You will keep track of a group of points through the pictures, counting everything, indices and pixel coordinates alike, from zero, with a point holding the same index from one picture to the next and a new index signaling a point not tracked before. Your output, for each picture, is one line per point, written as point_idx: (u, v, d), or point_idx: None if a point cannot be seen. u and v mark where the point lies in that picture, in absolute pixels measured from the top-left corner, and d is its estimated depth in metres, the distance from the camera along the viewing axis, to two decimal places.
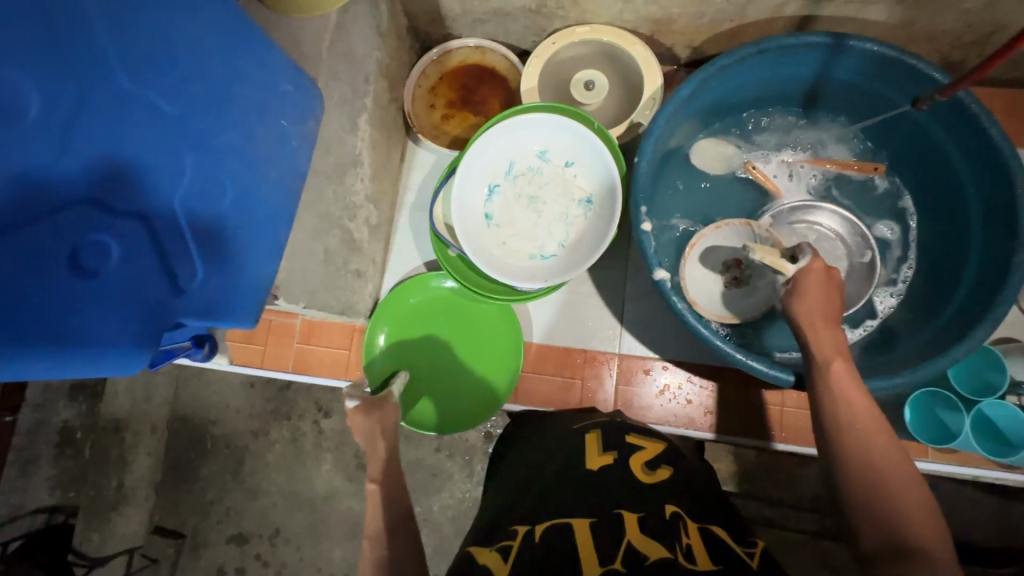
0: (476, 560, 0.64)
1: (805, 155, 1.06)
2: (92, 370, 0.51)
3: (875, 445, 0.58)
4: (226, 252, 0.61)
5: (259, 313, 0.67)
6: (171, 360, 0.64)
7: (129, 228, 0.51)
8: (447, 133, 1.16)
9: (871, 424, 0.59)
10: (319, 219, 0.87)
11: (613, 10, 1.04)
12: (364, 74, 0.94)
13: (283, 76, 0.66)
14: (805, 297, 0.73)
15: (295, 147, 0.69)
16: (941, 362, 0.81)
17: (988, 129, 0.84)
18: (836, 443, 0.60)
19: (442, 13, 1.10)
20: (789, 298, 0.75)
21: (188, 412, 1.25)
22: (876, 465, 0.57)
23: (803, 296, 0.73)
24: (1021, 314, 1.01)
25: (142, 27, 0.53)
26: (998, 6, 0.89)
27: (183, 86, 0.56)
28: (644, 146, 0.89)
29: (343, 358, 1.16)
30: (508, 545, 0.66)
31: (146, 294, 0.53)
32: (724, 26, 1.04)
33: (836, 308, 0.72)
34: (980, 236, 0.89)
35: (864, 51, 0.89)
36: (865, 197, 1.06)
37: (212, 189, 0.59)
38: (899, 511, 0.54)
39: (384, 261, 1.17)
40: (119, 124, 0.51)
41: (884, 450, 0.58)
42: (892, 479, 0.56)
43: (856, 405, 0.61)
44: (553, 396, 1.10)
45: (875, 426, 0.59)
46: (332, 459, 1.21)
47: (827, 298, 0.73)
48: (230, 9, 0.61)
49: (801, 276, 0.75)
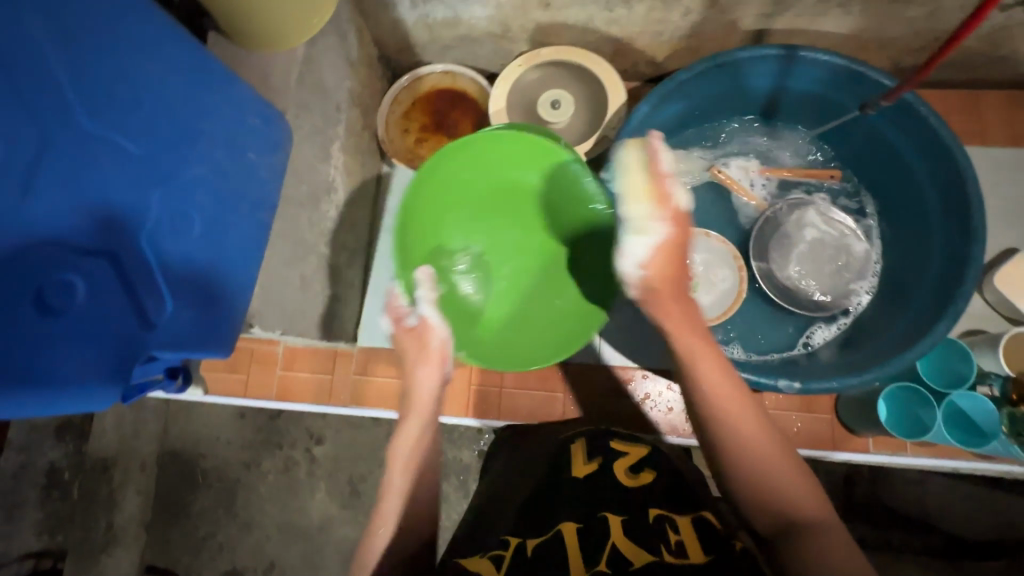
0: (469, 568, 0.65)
1: (757, 165, 1.10)
2: (62, 405, 0.52)
3: (755, 431, 0.65)
4: (194, 280, 0.63)
5: (232, 342, 0.70)
6: (146, 393, 0.63)
7: (95, 265, 0.52)
8: (421, 157, 1.18)
9: (741, 407, 0.66)
10: (294, 246, 0.89)
11: (575, 32, 1.08)
12: (336, 103, 0.97)
13: (252, 111, 0.69)
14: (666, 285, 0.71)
15: (264, 177, 0.73)
16: (908, 355, 0.83)
17: (938, 131, 0.88)
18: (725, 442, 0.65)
19: (411, 41, 1.14)
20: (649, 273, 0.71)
21: (179, 446, 1.24)
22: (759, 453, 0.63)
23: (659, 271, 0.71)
24: (985, 306, 1.04)
25: (106, 67, 0.54)
26: (941, 14, 0.94)
27: (146, 126, 0.57)
28: None
29: (326, 383, 1.16)
30: (501, 556, 0.66)
31: (113, 328, 0.54)
32: (683, 43, 1.08)
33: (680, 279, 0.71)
34: (941, 232, 0.92)
35: (815, 61, 0.93)
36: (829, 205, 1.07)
37: (181, 223, 0.61)
38: (786, 492, 0.61)
39: (364, 286, 1.19)
40: (81, 165, 0.52)
41: (757, 430, 0.65)
42: (769, 464, 0.63)
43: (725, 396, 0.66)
44: (536, 410, 1.10)
45: (739, 410, 0.65)
46: (326, 486, 1.21)
47: (674, 275, 0.71)
48: (195, 47, 0.62)
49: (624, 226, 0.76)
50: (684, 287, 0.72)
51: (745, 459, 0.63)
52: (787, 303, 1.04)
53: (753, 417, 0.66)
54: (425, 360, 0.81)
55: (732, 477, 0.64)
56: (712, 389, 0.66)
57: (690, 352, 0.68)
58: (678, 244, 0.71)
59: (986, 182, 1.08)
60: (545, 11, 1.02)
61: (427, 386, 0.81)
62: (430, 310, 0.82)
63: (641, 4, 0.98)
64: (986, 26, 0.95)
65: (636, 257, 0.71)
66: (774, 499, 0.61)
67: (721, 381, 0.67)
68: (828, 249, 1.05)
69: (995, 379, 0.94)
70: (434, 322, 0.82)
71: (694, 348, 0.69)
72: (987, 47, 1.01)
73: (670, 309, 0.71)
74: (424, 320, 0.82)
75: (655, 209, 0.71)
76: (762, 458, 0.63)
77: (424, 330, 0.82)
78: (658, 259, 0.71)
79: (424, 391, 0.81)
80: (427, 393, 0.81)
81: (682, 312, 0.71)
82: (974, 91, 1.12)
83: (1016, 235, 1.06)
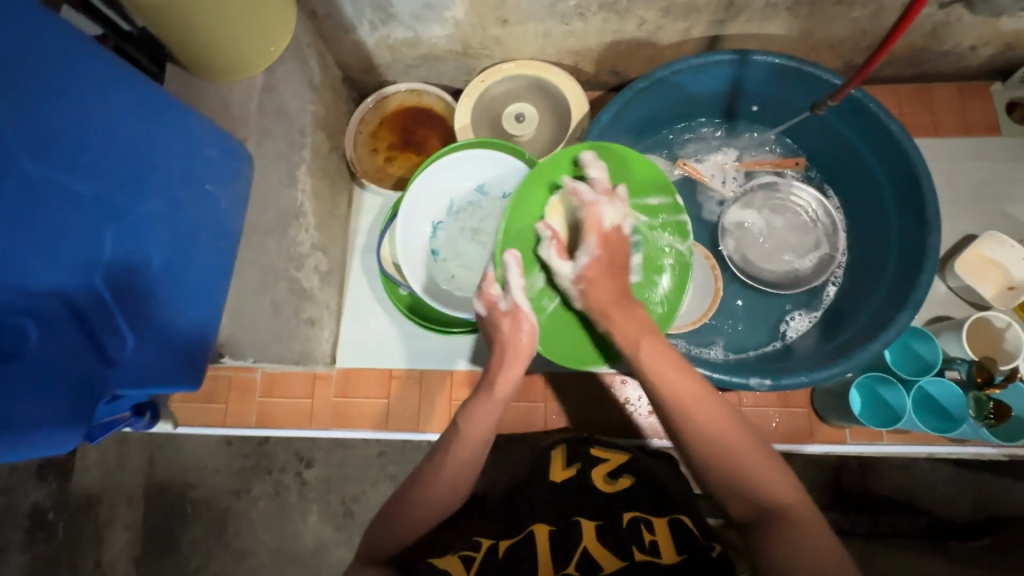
0: (436, 565, 0.64)
1: (733, 158, 1.12)
2: (28, 450, 0.53)
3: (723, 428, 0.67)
4: (152, 314, 0.64)
5: (202, 373, 0.72)
6: (114, 431, 0.64)
7: (49, 309, 0.53)
8: (391, 175, 1.19)
9: (708, 408, 0.68)
10: (264, 272, 0.89)
11: (535, 46, 1.10)
12: (300, 128, 0.97)
13: (207, 142, 0.70)
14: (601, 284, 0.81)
15: (224, 207, 0.73)
16: (873, 346, 0.85)
17: (888, 126, 0.91)
18: (689, 432, 0.68)
19: (374, 61, 1.15)
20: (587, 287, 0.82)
21: (166, 479, 1.23)
22: (720, 440, 0.66)
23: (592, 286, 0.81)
24: (950, 292, 1.07)
25: (50, 110, 0.53)
26: (883, 14, 0.97)
27: (97, 166, 0.58)
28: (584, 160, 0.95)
29: (308, 406, 1.16)
30: (470, 556, 0.65)
31: (74, 369, 0.55)
32: (641, 52, 1.10)
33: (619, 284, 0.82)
34: (898, 223, 0.95)
35: (767, 64, 0.95)
36: (785, 194, 1.10)
37: (138, 258, 0.62)
38: (758, 477, 0.64)
39: (341, 307, 1.19)
40: (29, 210, 0.52)
41: (718, 418, 0.67)
42: (737, 453, 0.65)
43: (679, 380, 0.71)
44: (518, 422, 1.10)
45: (699, 398, 0.69)
46: (319, 509, 1.19)
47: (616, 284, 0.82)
48: (144, 83, 0.63)
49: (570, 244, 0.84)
50: (623, 300, 0.81)
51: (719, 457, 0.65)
52: (758, 288, 1.05)
53: (724, 417, 0.68)
54: (518, 350, 0.80)
55: (710, 479, 0.66)
56: (669, 386, 0.70)
57: (651, 362, 0.73)
58: (604, 266, 0.82)
59: (942, 171, 1.11)
60: (503, 27, 1.04)
61: (510, 378, 0.78)
62: (522, 296, 0.82)
63: (596, 16, 1.00)
64: (927, 23, 0.99)
65: (568, 272, 0.83)
66: (748, 488, 0.64)
67: (686, 386, 0.70)
68: (788, 228, 1.08)
69: (960, 363, 0.94)
70: (524, 307, 0.82)
71: (656, 356, 0.73)
72: (933, 43, 1.04)
73: (623, 317, 0.79)
74: (516, 306, 0.82)
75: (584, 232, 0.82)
76: (737, 456, 0.65)
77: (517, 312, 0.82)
78: (591, 279, 0.81)
79: (508, 381, 0.78)
80: (510, 384, 0.79)
81: (636, 327, 0.77)
82: (927, 83, 1.16)
83: (975, 221, 1.09)
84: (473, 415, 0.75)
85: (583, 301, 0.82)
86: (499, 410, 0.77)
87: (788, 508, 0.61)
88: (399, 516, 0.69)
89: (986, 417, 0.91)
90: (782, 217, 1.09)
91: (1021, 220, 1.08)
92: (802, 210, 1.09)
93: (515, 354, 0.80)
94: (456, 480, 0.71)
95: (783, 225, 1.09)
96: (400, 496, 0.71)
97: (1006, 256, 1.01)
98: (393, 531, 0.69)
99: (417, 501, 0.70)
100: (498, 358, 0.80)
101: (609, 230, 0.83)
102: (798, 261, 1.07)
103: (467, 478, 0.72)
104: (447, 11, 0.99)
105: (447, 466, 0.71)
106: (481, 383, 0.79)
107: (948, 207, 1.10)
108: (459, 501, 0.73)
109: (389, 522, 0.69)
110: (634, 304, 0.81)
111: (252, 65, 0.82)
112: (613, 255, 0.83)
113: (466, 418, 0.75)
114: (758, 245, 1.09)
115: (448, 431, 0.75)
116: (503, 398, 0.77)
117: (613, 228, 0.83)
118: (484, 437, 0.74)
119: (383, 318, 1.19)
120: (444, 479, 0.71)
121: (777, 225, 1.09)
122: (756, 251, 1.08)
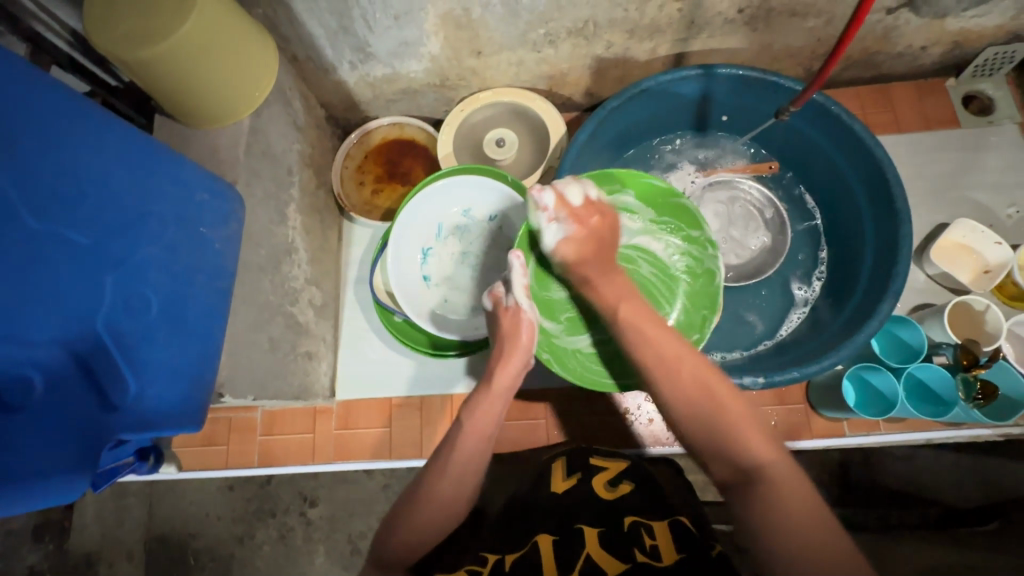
0: None
1: (694, 170, 1.17)
2: (33, 501, 0.53)
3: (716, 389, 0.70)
4: (151, 358, 0.65)
5: (203, 415, 0.72)
6: (115, 477, 0.67)
7: (52, 356, 0.55)
8: (379, 207, 1.22)
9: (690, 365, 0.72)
10: (260, 310, 0.90)
11: (510, 74, 1.14)
12: (287, 167, 1.00)
13: (199, 187, 0.72)
14: (578, 242, 0.81)
15: (219, 248, 0.75)
16: (859, 337, 0.88)
17: (851, 126, 0.95)
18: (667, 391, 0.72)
19: (355, 98, 1.18)
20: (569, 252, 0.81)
21: (166, 530, 1.18)
22: (693, 397, 0.70)
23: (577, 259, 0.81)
24: (930, 281, 1.10)
25: (48, 167, 0.56)
26: (835, 22, 1.03)
27: (93, 217, 0.60)
28: (570, 150, 0.98)
29: (309, 442, 1.16)
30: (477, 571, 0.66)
31: (77, 416, 0.56)
32: (612, 73, 1.14)
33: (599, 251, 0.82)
34: (871, 217, 0.98)
35: (731, 75, 1.00)
36: (738, 190, 1.16)
37: (138, 303, 0.64)
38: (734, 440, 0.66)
39: (337, 339, 1.20)
40: (30, 262, 0.53)
41: (693, 372, 0.71)
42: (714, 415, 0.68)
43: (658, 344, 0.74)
44: (522, 440, 1.11)
45: (678, 354, 0.73)
46: (325, 549, 1.17)
47: (589, 253, 0.81)
48: (136, 135, 0.65)
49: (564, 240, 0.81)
50: (606, 263, 0.82)
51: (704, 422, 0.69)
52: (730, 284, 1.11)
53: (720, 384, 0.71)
54: (517, 344, 0.80)
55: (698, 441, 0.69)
56: (657, 355, 0.74)
57: (630, 318, 0.77)
58: (590, 233, 0.82)
59: (907, 165, 1.16)
60: (478, 58, 1.08)
61: (510, 373, 0.79)
62: (524, 295, 0.82)
63: (566, 42, 1.05)
64: (878, 28, 1.05)
65: (553, 241, 0.82)
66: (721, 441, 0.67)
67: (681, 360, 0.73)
68: (749, 220, 1.15)
69: (947, 348, 0.98)
70: (527, 310, 0.81)
71: (634, 317, 0.77)
72: (885, 46, 1.10)
73: (601, 283, 0.81)
74: (518, 305, 0.82)
75: (562, 217, 0.81)
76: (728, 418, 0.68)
77: (516, 313, 0.82)
78: (572, 249, 0.81)
79: (507, 375, 0.79)
80: (509, 377, 0.79)
81: (615, 290, 0.81)
82: (885, 84, 1.21)
83: (946, 210, 1.13)
84: (474, 412, 0.76)
85: (565, 273, 0.84)
86: (501, 404, 0.78)
87: (765, 471, 0.63)
88: (405, 523, 0.70)
89: (974, 397, 0.94)
90: (744, 206, 1.16)
91: (987, 205, 1.13)
92: (758, 200, 1.16)
93: (514, 347, 0.80)
94: (465, 476, 0.72)
95: (740, 214, 1.15)
96: (409, 499, 0.71)
97: (978, 242, 1.05)
98: (405, 539, 0.69)
99: (427, 502, 0.70)
100: (497, 355, 0.81)
101: (587, 198, 0.83)
102: (757, 240, 1.14)
103: (471, 478, 0.73)
104: (423, 46, 1.03)
105: (445, 473, 0.71)
106: (481, 379, 0.80)
107: (917, 198, 1.14)
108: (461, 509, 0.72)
109: (400, 530, 0.70)
110: (615, 271, 0.82)
111: (217, 124, 0.84)
112: (602, 225, 0.82)
113: (469, 412, 0.76)
114: (728, 241, 1.14)
115: (451, 427, 0.76)
116: (503, 393, 0.78)
117: (598, 198, 0.84)
118: (485, 433, 0.75)
119: (379, 347, 1.20)
120: (452, 474, 0.71)
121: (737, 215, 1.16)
122: (724, 241, 1.14)
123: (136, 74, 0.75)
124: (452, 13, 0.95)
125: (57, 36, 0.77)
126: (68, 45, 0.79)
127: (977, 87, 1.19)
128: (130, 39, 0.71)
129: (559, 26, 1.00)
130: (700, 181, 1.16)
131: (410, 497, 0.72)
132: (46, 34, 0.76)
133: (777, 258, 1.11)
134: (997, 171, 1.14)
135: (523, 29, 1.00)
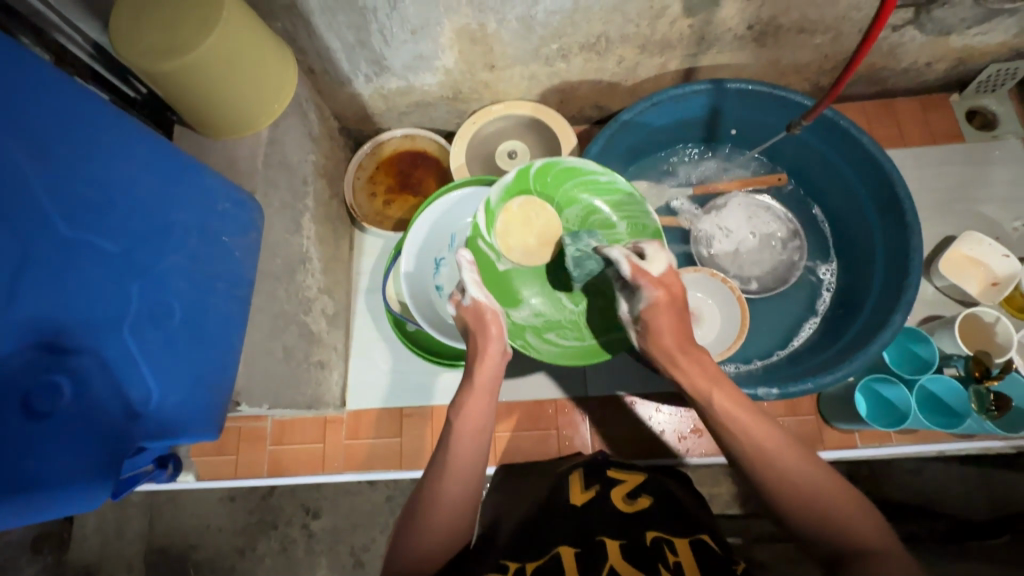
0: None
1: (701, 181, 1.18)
2: (58, 509, 0.53)
3: (800, 463, 0.65)
4: (177, 364, 0.66)
5: (221, 423, 0.72)
6: (134, 486, 0.67)
7: (80, 364, 0.55)
8: (391, 217, 1.23)
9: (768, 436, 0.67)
10: (274, 319, 0.91)
11: (522, 87, 1.16)
12: (302, 177, 1.01)
13: (222, 197, 0.73)
14: (666, 314, 0.78)
15: (239, 257, 0.76)
16: (873, 348, 0.88)
17: (860, 140, 0.97)
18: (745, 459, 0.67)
19: (369, 111, 1.20)
20: (648, 338, 0.81)
21: (167, 542, 1.17)
22: (774, 466, 0.65)
23: (658, 334, 0.79)
24: (937, 293, 1.11)
25: (80, 176, 0.57)
26: (842, 39, 1.06)
27: (123, 226, 0.61)
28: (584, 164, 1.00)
29: (319, 452, 1.16)
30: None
31: (103, 422, 0.57)
32: (622, 86, 1.16)
33: (686, 330, 0.79)
34: (882, 228, 0.99)
35: (740, 90, 1.01)
36: (759, 207, 1.16)
37: (161, 311, 0.64)
38: (828, 512, 0.61)
39: (347, 347, 1.20)
40: (60, 270, 0.54)
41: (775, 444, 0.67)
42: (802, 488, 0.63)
43: (732, 412, 0.70)
44: (533, 451, 1.11)
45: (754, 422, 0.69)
46: (327, 562, 1.15)
47: (675, 327, 0.79)
48: (163, 145, 0.66)
49: (651, 317, 0.79)
50: (689, 342, 0.78)
51: (813, 509, 0.62)
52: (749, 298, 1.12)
53: (804, 456, 0.66)
54: (488, 336, 0.83)
55: (791, 514, 0.63)
56: (729, 422, 0.70)
57: (717, 398, 0.72)
58: (675, 308, 0.79)
59: (913, 178, 1.18)
60: (491, 72, 1.10)
61: (491, 366, 0.81)
62: (480, 291, 0.85)
63: (578, 56, 1.06)
64: (884, 45, 1.07)
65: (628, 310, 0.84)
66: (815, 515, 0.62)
67: (757, 431, 0.68)
68: (771, 230, 1.15)
69: (958, 359, 0.98)
70: (484, 301, 0.84)
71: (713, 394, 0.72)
72: (889, 62, 1.12)
73: (688, 362, 0.76)
74: (476, 301, 0.85)
75: (644, 280, 0.79)
76: (819, 496, 0.63)
77: (478, 307, 0.85)
78: (651, 320, 0.79)
79: (488, 368, 0.81)
80: (489, 374, 0.81)
81: (702, 369, 0.75)
82: (890, 99, 1.24)
83: (952, 223, 1.15)
84: (462, 410, 0.77)
85: (644, 343, 0.82)
86: (487, 399, 0.79)
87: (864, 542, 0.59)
88: (421, 525, 0.69)
89: (988, 409, 0.93)
90: (767, 221, 1.15)
91: (994, 218, 1.14)
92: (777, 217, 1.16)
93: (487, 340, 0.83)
94: (467, 476, 0.72)
95: (759, 227, 1.15)
96: (418, 502, 0.71)
97: (986, 254, 1.06)
98: (422, 542, 0.68)
99: (437, 504, 0.70)
100: (474, 351, 0.83)
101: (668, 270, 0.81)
102: (781, 250, 1.13)
103: (470, 485, 0.72)
104: (438, 60, 1.05)
105: (446, 474, 0.71)
106: (464, 378, 0.81)
107: (924, 212, 1.16)
108: (466, 526, 0.72)
109: (411, 534, 0.69)
110: (700, 350, 0.77)
111: (234, 135, 0.86)
112: (681, 292, 0.80)
113: (457, 413, 0.77)
114: (750, 254, 1.14)
115: (444, 431, 0.77)
116: (488, 386, 0.80)
117: (667, 270, 0.81)
118: (479, 427, 0.76)
119: (390, 355, 1.20)
120: (452, 475, 0.71)
121: (759, 227, 1.15)
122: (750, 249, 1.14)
123: (157, 84, 0.76)
124: (468, 27, 0.97)
125: (79, 48, 0.79)
126: (89, 57, 0.81)
127: (980, 103, 1.21)
128: (155, 52, 0.72)
129: (571, 41, 1.02)
130: (715, 201, 1.16)
131: (419, 500, 0.72)
132: (68, 46, 0.78)
133: (794, 271, 1.11)
134: (1002, 186, 1.15)
135: (536, 43, 1.02)
